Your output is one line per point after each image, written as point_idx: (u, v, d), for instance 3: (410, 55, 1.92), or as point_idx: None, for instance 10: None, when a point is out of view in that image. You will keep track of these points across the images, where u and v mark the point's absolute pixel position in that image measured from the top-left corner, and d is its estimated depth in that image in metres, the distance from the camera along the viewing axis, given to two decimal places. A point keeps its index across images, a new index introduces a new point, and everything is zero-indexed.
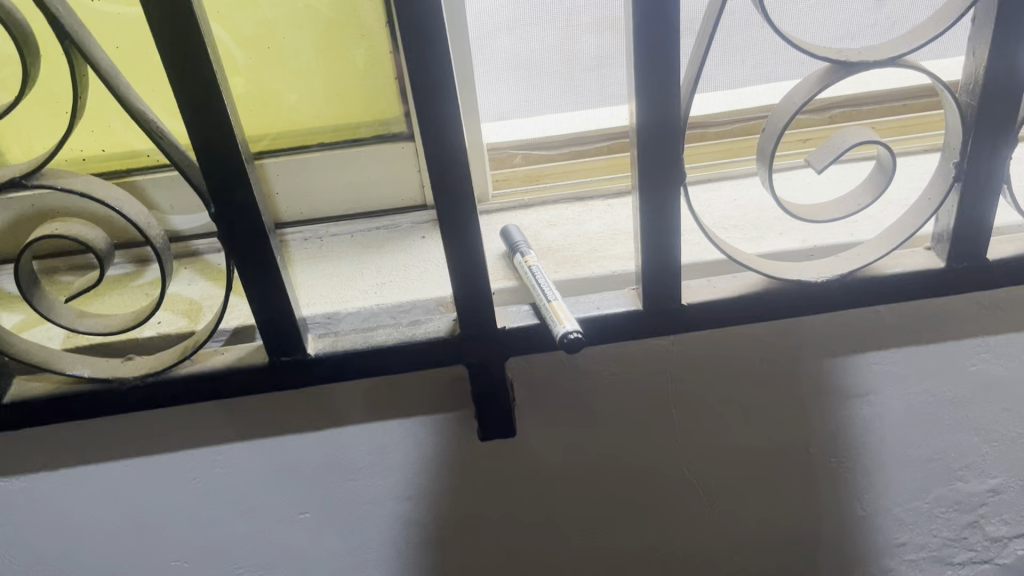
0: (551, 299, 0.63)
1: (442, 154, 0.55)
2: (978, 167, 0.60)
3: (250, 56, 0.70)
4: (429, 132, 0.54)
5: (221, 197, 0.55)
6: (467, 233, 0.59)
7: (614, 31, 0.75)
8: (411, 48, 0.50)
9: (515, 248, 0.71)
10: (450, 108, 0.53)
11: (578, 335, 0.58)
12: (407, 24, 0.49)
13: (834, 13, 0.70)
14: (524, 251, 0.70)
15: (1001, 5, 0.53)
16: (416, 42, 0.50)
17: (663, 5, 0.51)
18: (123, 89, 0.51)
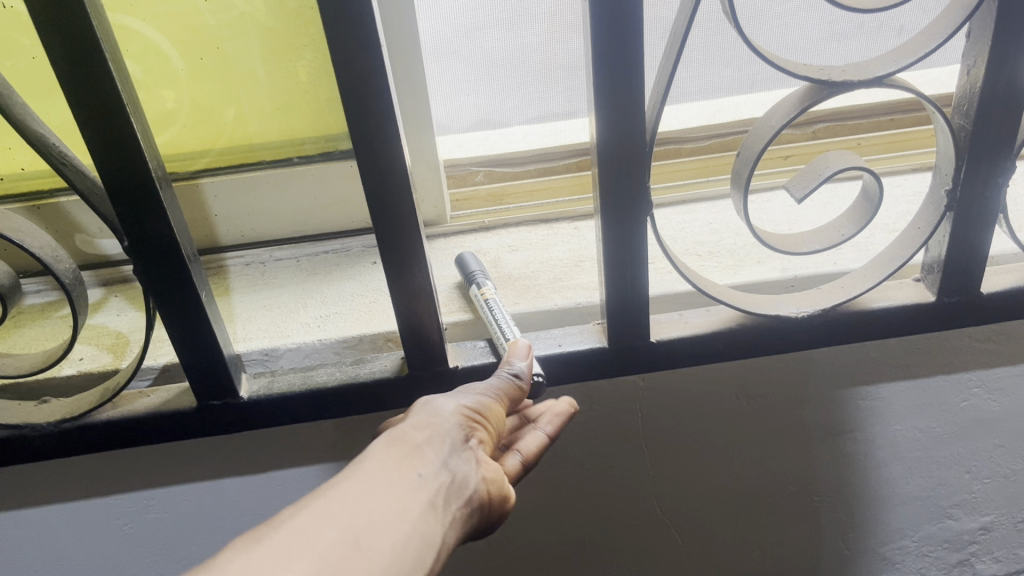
0: (529, 343, 0.56)
1: (382, 182, 0.50)
2: (971, 195, 0.55)
3: (183, 67, 0.64)
4: (366, 157, 0.48)
5: (135, 227, 0.50)
6: (411, 266, 0.54)
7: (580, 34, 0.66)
8: (342, 64, 0.45)
9: (472, 279, 0.65)
10: (388, 131, 0.48)
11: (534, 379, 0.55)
12: (335, 38, 0.44)
13: (819, 16, 0.61)
14: (481, 282, 0.64)
15: (1001, 19, 0.48)
16: (345, 58, 0.45)
17: (625, 14, 0.45)
18: (16, 110, 0.46)
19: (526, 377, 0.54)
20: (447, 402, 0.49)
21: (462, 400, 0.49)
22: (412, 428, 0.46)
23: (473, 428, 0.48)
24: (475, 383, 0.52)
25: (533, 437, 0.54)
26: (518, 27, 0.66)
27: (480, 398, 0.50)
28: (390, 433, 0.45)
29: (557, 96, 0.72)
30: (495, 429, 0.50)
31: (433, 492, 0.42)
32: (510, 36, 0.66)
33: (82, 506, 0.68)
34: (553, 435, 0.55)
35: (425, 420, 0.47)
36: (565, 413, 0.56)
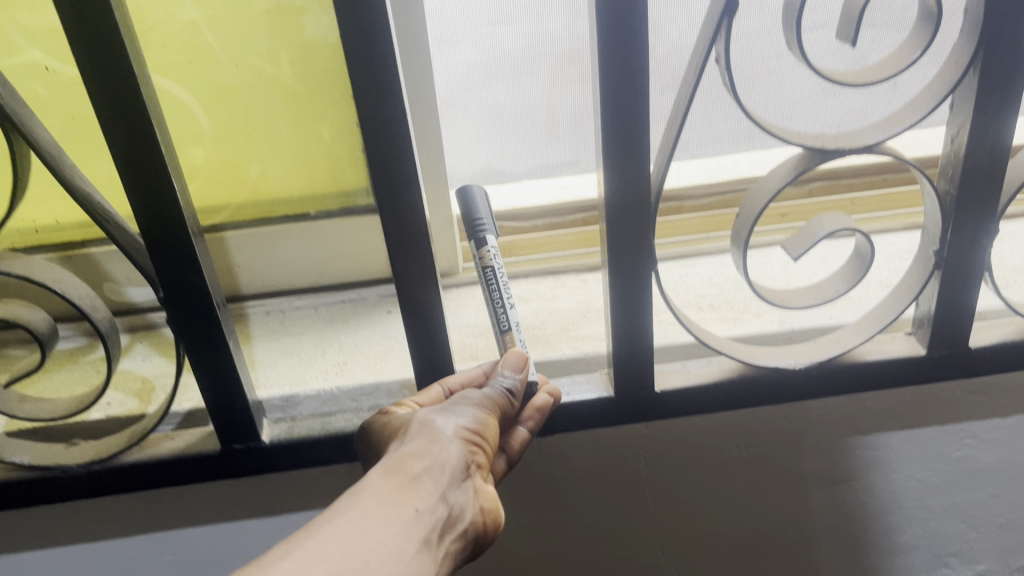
0: (529, 354, 0.58)
1: (403, 231, 0.54)
2: (957, 255, 0.58)
3: (213, 126, 0.68)
4: (389, 212, 0.53)
5: (170, 279, 0.53)
6: (427, 309, 0.57)
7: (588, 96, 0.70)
8: (374, 120, 0.49)
9: (474, 229, 0.59)
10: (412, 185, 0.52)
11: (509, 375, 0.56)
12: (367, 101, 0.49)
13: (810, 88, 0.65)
14: (488, 239, 0.59)
15: (982, 93, 0.52)
16: (374, 115, 0.49)
17: (634, 82, 0.50)
18: (66, 169, 0.50)
19: (520, 386, 0.56)
20: (446, 425, 0.52)
21: (460, 421, 0.52)
22: (413, 456, 0.49)
23: (472, 450, 0.51)
24: (471, 394, 0.55)
25: (516, 434, 0.59)
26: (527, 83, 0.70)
27: (477, 418, 0.53)
28: (388, 463, 0.48)
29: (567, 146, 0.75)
30: (491, 447, 0.53)
31: (427, 527, 0.46)
32: (518, 92, 0.70)
33: (100, 547, 0.70)
34: (534, 429, 0.59)
35: (422, 446, 0.50)
36: (549, 405, 0.59)
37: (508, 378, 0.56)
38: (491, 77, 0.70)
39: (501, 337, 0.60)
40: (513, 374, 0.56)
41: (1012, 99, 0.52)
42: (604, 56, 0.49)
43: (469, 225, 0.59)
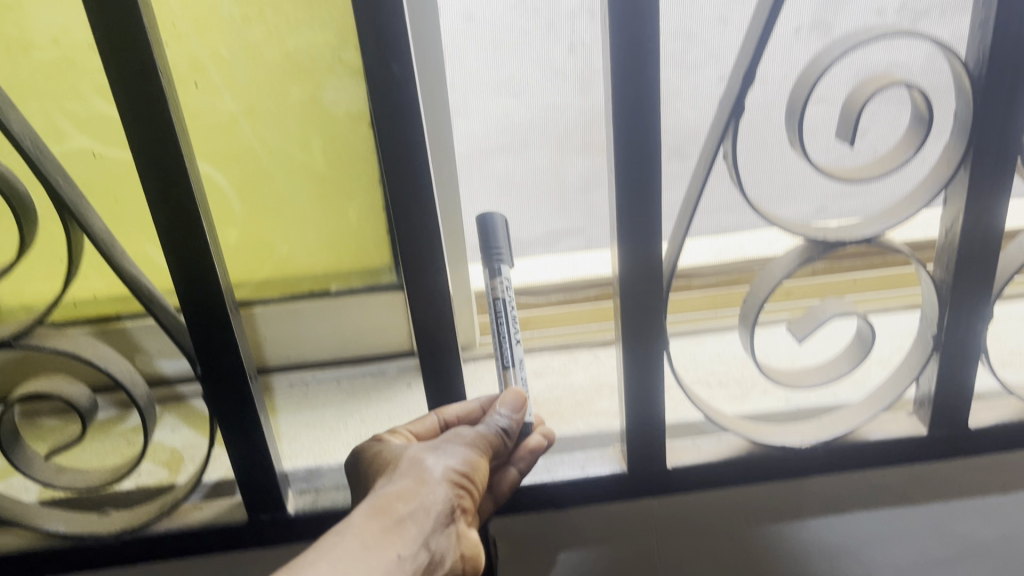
0: (529, 396, 0.62)
1: (427, 304, 0.59)
2: (955, 339, 0.61)
3: (245, 207, 0.74)
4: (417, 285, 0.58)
5: (208, 357, 0.57)
6: (447, 371, 0.62)
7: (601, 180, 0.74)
8: (409, 204, 0.55)
9: (491, 257, 0.62)
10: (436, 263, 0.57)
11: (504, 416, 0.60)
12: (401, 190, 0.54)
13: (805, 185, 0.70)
14: (503, 271, 0.61)
15: (971, 188, 0.56)
16: (409, 196, 0.54)
17: (647, 170, 0.55)
18: (116, 254, 0.53)
19: (514, 426, 0.60)
20: (435, 466, 0.56)
21: (450, 463, 0.56)
22: (400, 497, 0.53)
23: (457, 492, 0.55)
24: (464, 433, 0.59)
25: (507, 475, 0.63)
26: (536, 158, 0.73)
27: (467, 460, 0.57)
28: (376, 503, 0.52)
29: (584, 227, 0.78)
30: (477, 490, 0.57)
31: (407, 572, 0.50)
32: (527, 158, 0.73)
33: None
34: (523, 470, 0.63)
35: (410, 487, 0.54)
36: (543, 448, 0.63)
37: (503, 418, 0.60)
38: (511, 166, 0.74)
39: (501, 372, 0.64)
40: (508, 415, 0.60)
41: (999, 194, 0.57)
42: (620, 149, 0.54)
43: (486, 252, 0.62)
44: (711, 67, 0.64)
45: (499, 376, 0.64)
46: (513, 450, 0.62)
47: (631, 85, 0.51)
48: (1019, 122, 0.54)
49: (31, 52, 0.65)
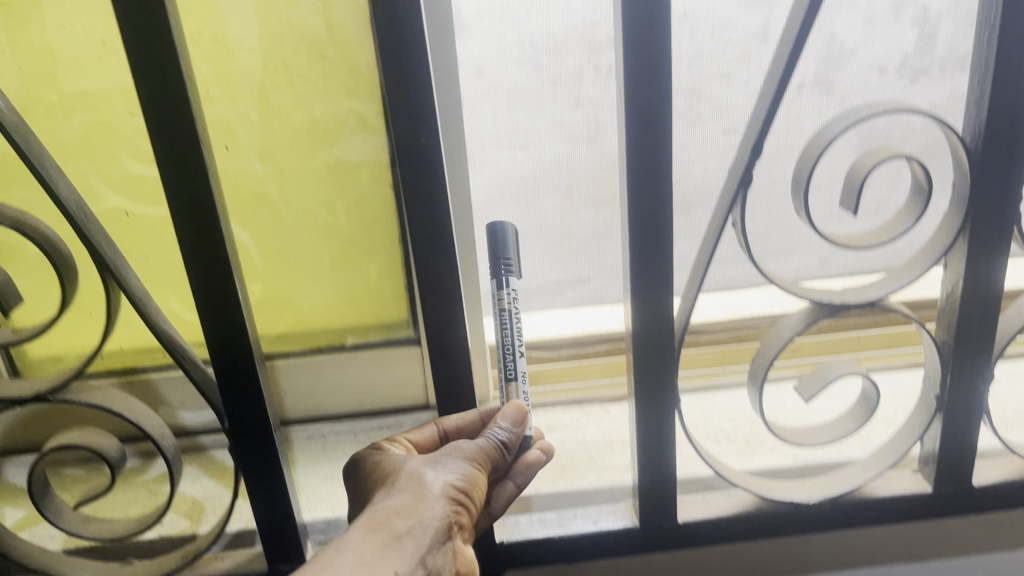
0: (529, 409, 0.64)
1: (445, 357, 0.62)
2: (957, 399, 0.63)
3: (270, 265, 0.77)
4: (438, 338, 0.61)
5: (235, 411, 0.60)
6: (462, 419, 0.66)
7: (610, 236, 0.78)
8: (435, 263, 0.58)
9: (501, 266, 0.64)
10: (456, 316, 0.61)
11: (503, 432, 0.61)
12: (425, 247, 0.58)
13: (806, 244, 0.74)
14: (511, 282, 0.64)
15: (970, 252, 0.59)
16: (431, 256, 0.58)
17: (657, 227, 0.58)
18: (151, 310, 0.56)
19: (514, 438, 0.62)
20: (434, 482, 0.57)
21: (449, 480, 0.58)
22: (398, 513, 0.54)
23: (456, 508, 0.57)
24: (464, 447, 0.61)
25: (505, 490, 0.64)
26: (541, 209, 0.76)
27: (465, 477, 0.59)
28: (374, 519, 0.53)
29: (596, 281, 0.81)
30: (476, 504, 0.58)
31: None
32: (534, 211, 0.76)
33: None
34: (521, 485, 0.64)
35: (408, 503, 0.55)
36: (541, 463, 0.65)
37: (503, 430, 0.62)
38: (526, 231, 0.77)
39: (505, 384, 0.66)
40: (507, 426, 0.62)
41: (996, 258, 0.59)
42: (633, 212, 0.57)
43: (497, 265, 0.64)
44: (714, 121, 0.69)
45: (501, 389, 0.66)
46: (512, 464, 0.64)
47: (644, 154, 0.55)
48: (1013, 193, 0.57)
49: (71, 117, 0.69)
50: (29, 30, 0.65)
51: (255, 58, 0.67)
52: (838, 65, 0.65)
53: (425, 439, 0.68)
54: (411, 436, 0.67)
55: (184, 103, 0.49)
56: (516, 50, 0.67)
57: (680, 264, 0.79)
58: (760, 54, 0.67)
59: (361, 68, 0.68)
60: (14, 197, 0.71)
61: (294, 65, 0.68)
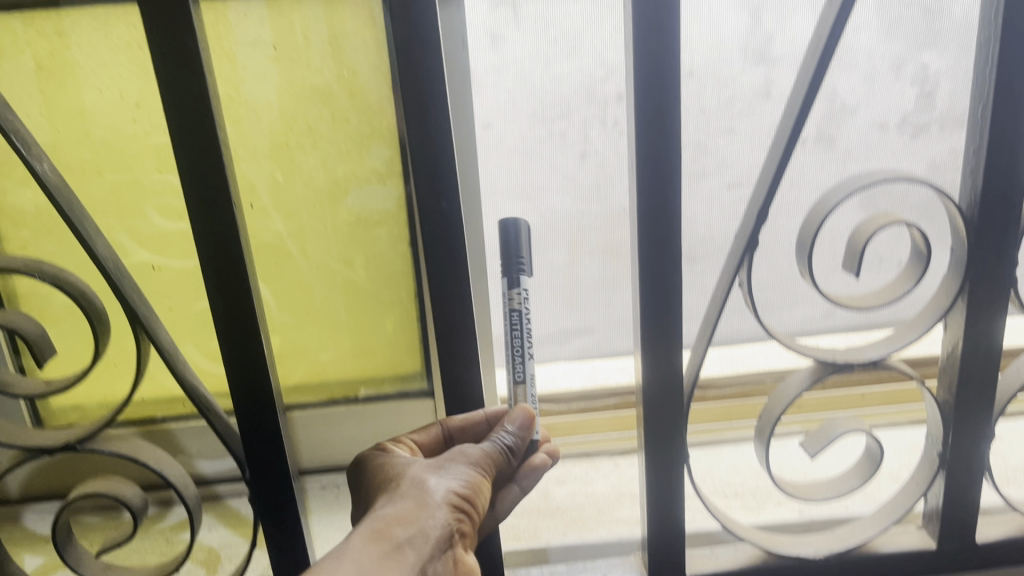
0: (536, 414, 0.66)
1: (463, 404, 0.66)
2: (959, 456, 0.65)
3: (290, 319, 0.79)
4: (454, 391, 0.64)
5: (256, 463, 0.62)
6: None
7: (618, 287, 0.79)
8: (453, 317, 0.62)
9: (514, 264, 0.64)
10: (472, 366, 0.64)
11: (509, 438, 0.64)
12: (444, 302, 0.61)
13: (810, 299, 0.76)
14: (523, 282, 0.64)
15: (968, 314, 0.61)
16: (449, 312, 0.61)
17: (666, 278, 0.61)
18: (179, 364, 0.59)
19: (519, 443, 0.64)
20: (437, 489, 0.58)
21: (451, 487, 0.59)
22: (400, 521, 0.55)
23: (457, 514, 0.58)
24: (469, 452, 0.62)
25: (512, 492, 0.68)
26: (551, 257, 0.78)
27: (467, 484, 0.60)
28: (376, 527, 0.54)
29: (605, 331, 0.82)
30: (478, 510, 0.60)
31: None
32: (543, 260, 0.78)
33: None
34: (525, 490, 0.69)
35: (410, 510, 0.56)
36: (547, 467, 0.69)
37: (510, 433, 0.64)
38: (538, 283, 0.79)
39: (515, 387, 0.67)
40: (513, 431, 0.64)
41: (994, 319, 0.61)
42: (645, 267, 0.61)
43: (510, 267, 0.64)
44: (720, 174, 0.72)
45: (510, 392, 0.68)
46: (518, 469, 0.68)
47: (654, 212, 0.59)
48: (1011, 256, 0.60)
49: (103, 174, 0.72)
50: (68, 94, 0.69)
51: (283, 120, 0.71)
52: (840, 122, 0.68)
53: (428, 437, 0.68)
54: (415, 436, 0.68)
55: (218, 163, 0.53)
56: (529, 107, 0.71)
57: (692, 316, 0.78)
58: (761, 109, 0.70)
59: (382, 130, 0.72)
60: (45, 250, 0.73)
61: (318, 128, 0.72)
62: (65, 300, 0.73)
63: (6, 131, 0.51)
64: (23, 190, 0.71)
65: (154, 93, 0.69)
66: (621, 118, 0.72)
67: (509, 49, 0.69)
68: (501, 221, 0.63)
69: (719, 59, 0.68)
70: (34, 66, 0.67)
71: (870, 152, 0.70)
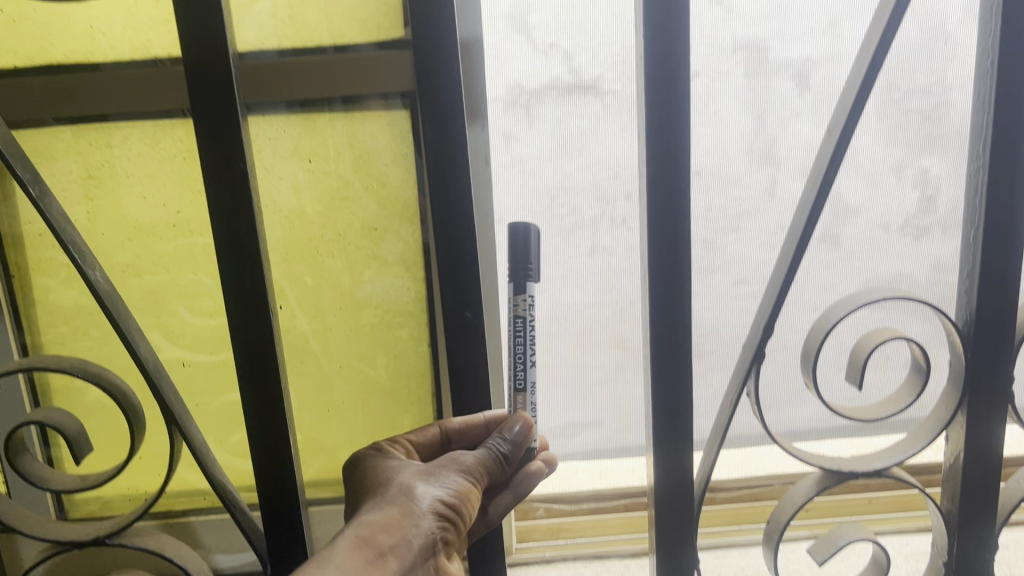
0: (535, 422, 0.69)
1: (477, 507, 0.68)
2: (965, 568, 0.66)
3: (313, 415, 0.82)
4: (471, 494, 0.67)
5: (276, 561, 0.64)
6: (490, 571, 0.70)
7: (631, 386, 0.82)
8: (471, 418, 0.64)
9: (519, 270, 0.65)
10: None
11: (506, 445, 0.68)
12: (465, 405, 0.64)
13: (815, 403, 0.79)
14: (528, 289, 0.66)
15: (968, 427, 0.64)
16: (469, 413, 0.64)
17: (678, 388, 0.64)
18: (209, 462, 0.62)
19: (514, 452, 0.68)
20: (424, 499, 0.65)
21: (439, 496, 0.65)
22: (385, 529, 0.62)
23: (441, 521, 0.65)
24: (461, 460, 0.68)
25: (506, 498, 0.74)
26: (561, 352, 0.81)
27: (455, 494, 0.66)
28: (363, 533, 0.61)
29: (620, 428, 0.84)
30: (463, 516, 0.66)
31: None
32: (554, 357, 0.81)
33: None
34: (518, 495, 0.74)
35: (395, 518, 0.63)
36: (541, 474, 0.74)
37: (505, 442, 0.68)
38: (559, 384, 0.82)
39: (514, 394, 0.69)
40: (509, 441, 0.68)
41: (993, 433, 0.64)
42: (656, 372, 0.64)
43: (517, 272, 0.65)
44: (728, 270, 0.76)
45: (510, 399, 0.69)
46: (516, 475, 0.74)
47: (666, 321, 0.62)
48: (1007, 374, 0.62)
49: (142, 276, 0.76)
50: (114, 201, 0.73)
51: (316, 225, 0.76)
52: (843, 223, 0.73)
53: (425, 435, 0.73)
54: (412, 434, 0.73)
55: (258, 273, 0.56)
56: (542, 205, 0.75)
57: (705, 413, 0.81)
58: (765, 208, 0.74)
59: (409, 236, 0.76)
60: (82, 346, 0.78)
61: (349, 236, 0.76)
62: (96, 395, 0.77)
63: (66, 243, 0.55)
64: (63, 289, 0.76)
65: (195, 202, 0.74)
66: (630, 216, 0.75)
67: (521, 148, 0.73)
68: (513, 223, 0.63)
69: (725, 163, 0.72)
70: (84, 175, 0.73)
71: (873, 251, 0.73)
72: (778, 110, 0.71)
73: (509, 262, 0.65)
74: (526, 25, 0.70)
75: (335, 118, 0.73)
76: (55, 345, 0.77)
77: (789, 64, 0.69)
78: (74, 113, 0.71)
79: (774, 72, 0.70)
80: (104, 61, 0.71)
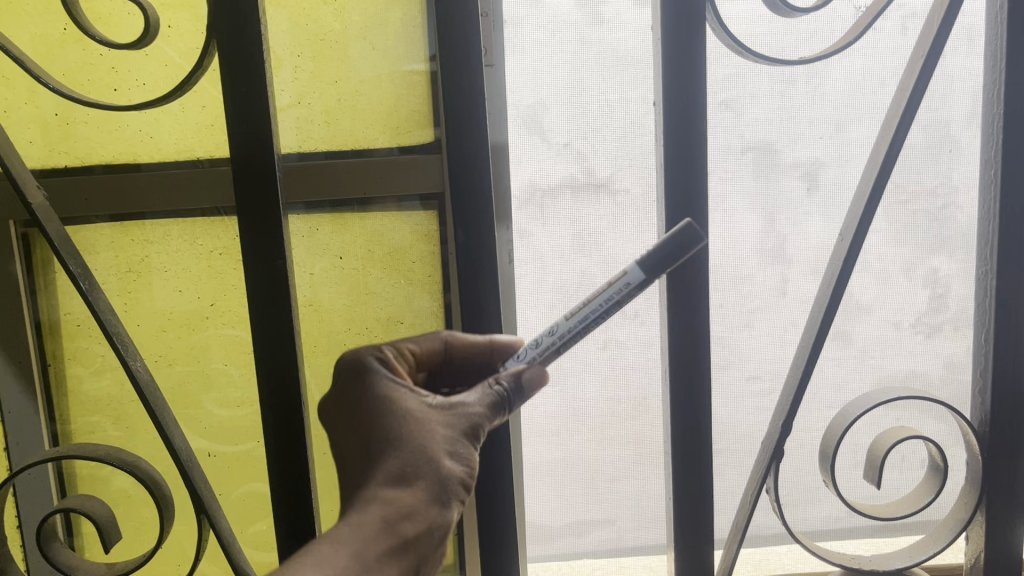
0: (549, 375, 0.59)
1: None
2: None
3: (333, 506, 0.82)
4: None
5: None
6: None
7: (649, 479, 0.83)
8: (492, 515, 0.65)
9: (656, 270, 0.54)
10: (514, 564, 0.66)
11: (522, 385, 0.57)
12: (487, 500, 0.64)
13: (831, 502, 0.79)
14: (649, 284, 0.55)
15: (990, 525, 0.64)
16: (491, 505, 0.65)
17: (698, 482, 0.65)
18: (236, 551, 0.61)
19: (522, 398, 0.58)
20: (445, 473, 0.54)
21: (458, 465, 0.55)
22: (405, 511, 0.52)
23: (459, 493, 0.55)
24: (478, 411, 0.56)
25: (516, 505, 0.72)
26: (578, 445, 0.82)
27: (471, 462, 0.56)
28: (382, 517, 0.51)
29: (637, 523, 0.84)
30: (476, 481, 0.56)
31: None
32: (573, 451, 0.82)
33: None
34: None
35: (416, 497, 0.53)
36: None
37: (519, 390, 0.57)
38: (577, 480, 0.83)
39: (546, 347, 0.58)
40: (516, 387, 0.57)
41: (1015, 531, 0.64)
42: (677, 465, 0.65)
43: (654, 264, 0.54)
44: (742, 365, 0.77)
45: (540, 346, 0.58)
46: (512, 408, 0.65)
47: (685, 415, 0.63)
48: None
49: (174, 365, 0.78)
50: (149, 291, 0.76)
51: (342, 318, 0.78)
52: (855, 320, 0.74)
53: (429, 349, 0.62)
54: (415, 344, 0.61)
55: (290, 364, 0.58)
56: (562, 300, 0.77)
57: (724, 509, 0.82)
58: (777, 305, 0.76)
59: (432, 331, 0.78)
60: (110, 436, 0.79)
61: (373, 328, 0.78)
62: (119, 484, 0.79)
63: (110, 333, 0.56)
64: (94, 379, 0.78)
65: (228, 294, 0.77)
66: (643, 311, 0.78)
67: (537, 244, 0.76)
68: (689, 228, 0.54)
69: (739, 260, 0.75)
70: (122, 269, 0.76)
71: (885, 348, 0.75)
72: (789, 211, 0.74)
73: (654, 247, 0.54)
74: (543, 128, 0.74)
75: (366, 216, 0.76)
76: (84, 433, 0.79)
77: (798, 165, 0.73)
78: (116, 209, 0.75)
79: (784, 174, 0.73)
80: (148, 162, 0.75)
